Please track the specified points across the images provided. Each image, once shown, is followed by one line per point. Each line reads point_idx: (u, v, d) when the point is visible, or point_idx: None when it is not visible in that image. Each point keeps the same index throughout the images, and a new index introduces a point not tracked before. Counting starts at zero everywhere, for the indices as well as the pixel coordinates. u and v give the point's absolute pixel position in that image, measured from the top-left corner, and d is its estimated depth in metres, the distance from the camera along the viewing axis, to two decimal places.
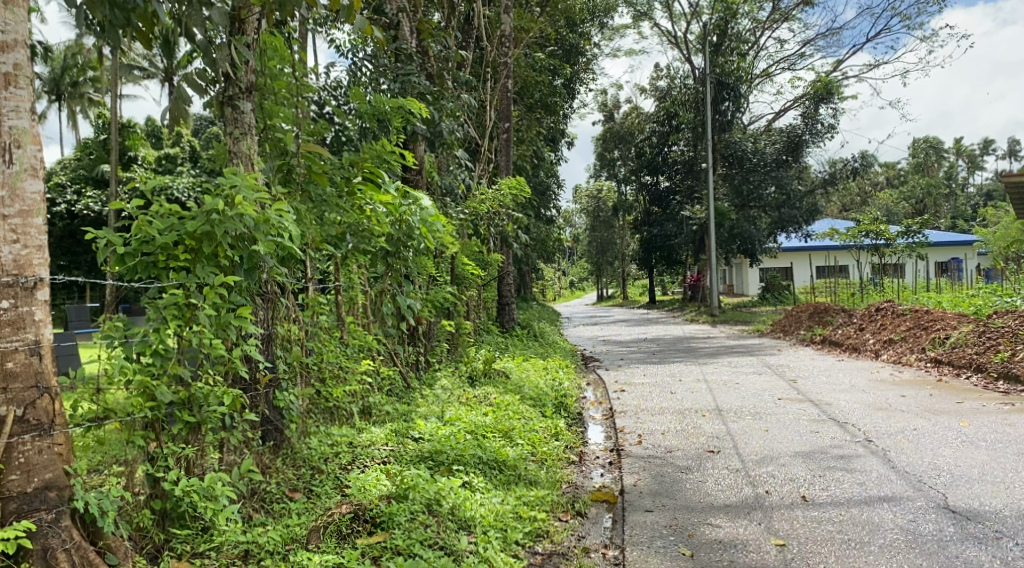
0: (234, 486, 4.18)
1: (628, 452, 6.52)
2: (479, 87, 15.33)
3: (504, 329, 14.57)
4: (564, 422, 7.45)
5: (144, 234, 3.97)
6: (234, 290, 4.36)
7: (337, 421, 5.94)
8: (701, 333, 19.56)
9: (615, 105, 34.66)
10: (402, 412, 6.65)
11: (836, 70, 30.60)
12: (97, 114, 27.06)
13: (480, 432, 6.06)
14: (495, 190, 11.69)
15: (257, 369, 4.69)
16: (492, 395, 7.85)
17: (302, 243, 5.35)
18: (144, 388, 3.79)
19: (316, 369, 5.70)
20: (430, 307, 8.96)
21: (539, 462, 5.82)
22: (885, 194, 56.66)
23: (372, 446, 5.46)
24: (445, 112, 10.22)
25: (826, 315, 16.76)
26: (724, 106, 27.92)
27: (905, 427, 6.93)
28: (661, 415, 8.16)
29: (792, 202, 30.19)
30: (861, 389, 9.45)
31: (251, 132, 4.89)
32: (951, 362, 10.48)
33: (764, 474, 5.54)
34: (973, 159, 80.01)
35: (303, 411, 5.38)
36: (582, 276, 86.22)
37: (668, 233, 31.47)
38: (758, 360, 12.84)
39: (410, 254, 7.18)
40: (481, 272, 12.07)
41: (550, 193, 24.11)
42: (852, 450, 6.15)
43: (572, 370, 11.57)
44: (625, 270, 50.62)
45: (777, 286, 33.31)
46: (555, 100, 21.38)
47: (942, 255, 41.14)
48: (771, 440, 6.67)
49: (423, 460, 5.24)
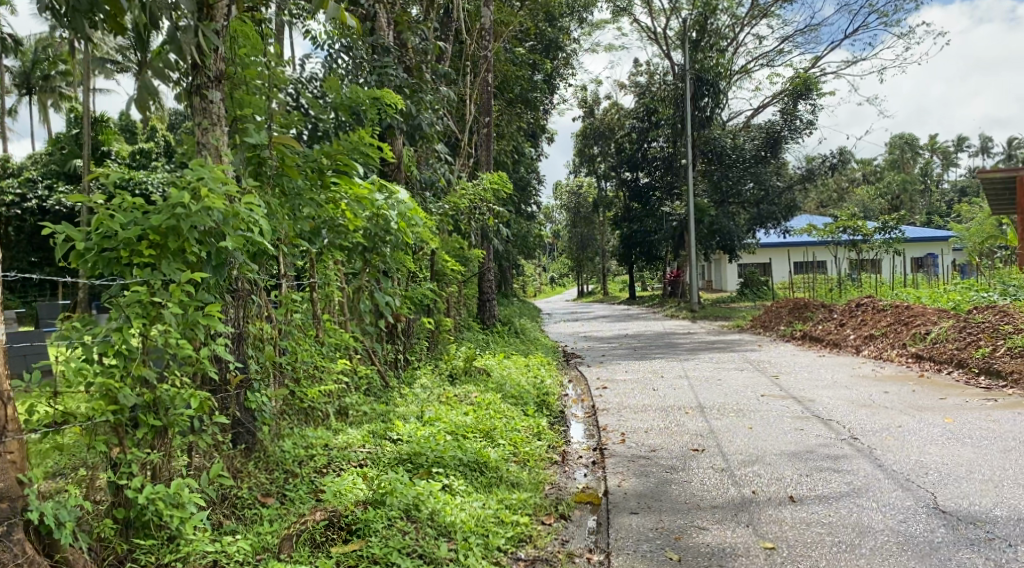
0: (203, 492, 4.00)
1: (612, 451, 6.39)
2: (458, 80, 15.14)
3: (484, 326, 14.42)
4: (546, 421, 7.32)
5: (105, 229, 3.79)
6: (202, 287, 4.18)
7: (313, 423, 5.77)
8: (682, 328, 19.52)
9: (595, 101, 34.52)
10: (380, 412, 6.49)
11: (814, 66, 30.71)
12: (69, 108, 26.55)
13: (460, 432, 5.91)
14: (475, 184, 11.53)
15: (227, 370, 4.51)
16: (473, 394, 7.70)
17: (274, 239, 5.17)
18: (105, 391, 3.59)
19: (289, 369, 5.54)
20: (409, 304, 8.80)
21: (521, 462, 5.69)
22: (862, 190, 57.10)
23: (348, 448, 5.30)
24: (425, 106, 10.05)
25: (806, 310, 16.77)
26: (703, 102, 27.95)
27: (890, 425, 6.88)
28: (644, 412, 8.07)
29: (771, 198, 30.29)
30: (843, 385, 9.41)
31: (220, 123, 4.70)
32: (933, 358, 10.48)
33: (749, 474, 5.45)
34: (947, 156, 80.92)
35: (276, 412, 5.21)
36: (562, 271, 86.19)
37: (648, 229, 32.08)
38: (740, 356, 12.78)
39: (387, 249, 7.01)
40: (461, 268, 11.92)
41: (531, 188, 23.99)
42: (839, 449, 6.08)
43: (553, 367, 11.45)
44: (605, 266, 50.66)
45: (756, 282, 33.44)
46: (535, 95, 21.24)
47: (918, 250, 41.53)
48: (756, 438, 6.59)
49: (401, 462, 5.08)
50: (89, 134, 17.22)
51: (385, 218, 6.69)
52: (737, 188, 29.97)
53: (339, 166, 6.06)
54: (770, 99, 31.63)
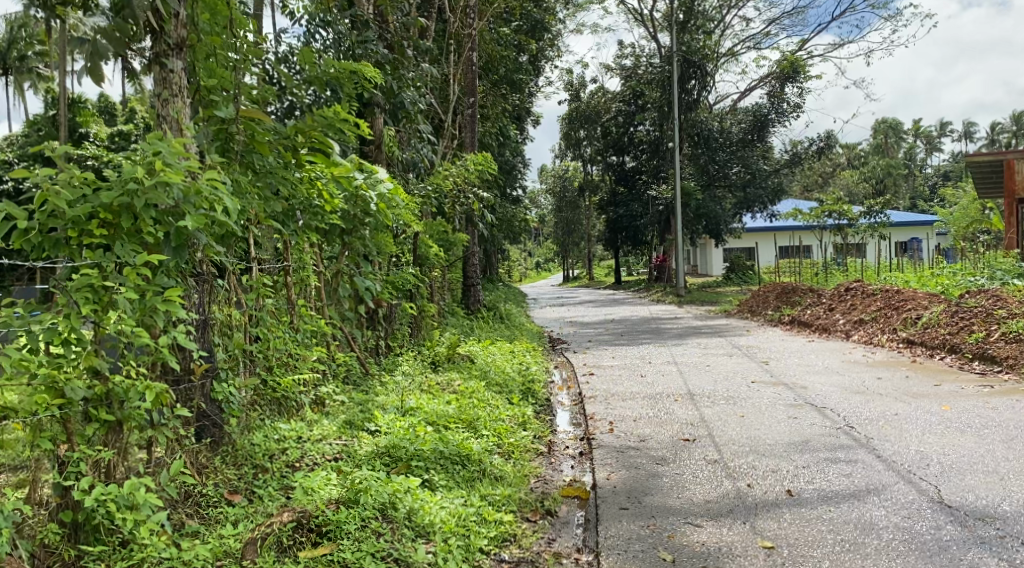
0: (162, 490, 3.72)
1: (600, 441, 6.16)
2: (442, 60, 14.83)
3: (469, 312, 14.14)
4: (531, 410, 7.06)
5: (52, 207, 3.46)
6: (162, 271, 3.87)
7: (287, 414, 5.49)
8: (668, 313, 19.32)
9: (581, 84, 34.02)
10: (359, 401, 6.21)
11: (801, 49, 30.51)
12: (45, 88, 25.96)
13: (441, 423, 5.65)
14: (459, 166, 11.24)
15: (190, 359, 4.21)
16: (456, 382, 7.45)
17: (242, 219, 4.87)
18: (50, 383, 3.28)
19: (260, 357, 5.27)
20: (391, 289, 8.50)
21: (505, 454, 5.44)
22: (846, 175, 57.20)
23: (323, 440, 5.04)
24: (407, 85, 9.73)
25: (794, 295, 16.62)
26: (690, 84, 27.11)
27: (886, 413, 6.69)
28: (632, 400, 7.84)
29: (758, 181, 30.16)
30: (835, 371, 9.23)
31: (183, 95, 4.37)
32: (925, 343, 10.33)
33: (743, 466, 5.24)
34: (930, 140, 81.26)
35: (245, 403, 4.93)
36: (548, 256, 85.92)
37: (635, 213, 31.77)
38: (729, 342, 12.59)
39: (367, 231, 6.73)
40: (445, 252, 11.63)
41: (516, 172, 23.69)
42: (835, 438, 5.91)
43: (539, 353, 11.22)
44: (590, 251, 50.45)
45: (742, 266, 33.32)
46: (519, 76, 20.88)
47: (903, 235, 41.61)
48: (749, 427, 6.39)
49: (377, 456, 4.80)
50: (63, 115, 16.75)
51: (363, 199, 6.41)
52: (724, 171, 29.85)
53: (314, 143, 5.79)
54: (757, 82, 31.43)
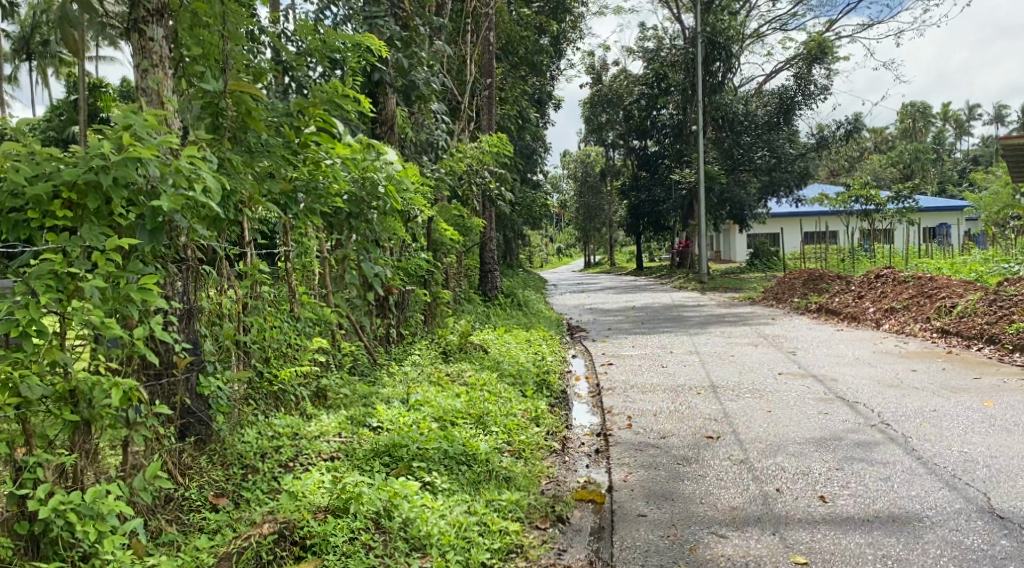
0: (138, 496, 3.43)
1: (617, 438, 5.80)
2: (459, 40, 14.46)
3: (486, 298, 13.77)
4: (546, 403, 6.71)
5: (10, 184, 3.14)
6: (136, 256, 3.56)
7: (285, 409, 5.18)
8: (691, 300, 18.87)
9: (603, 67, 33.50)
10: (362, 394, 5.88)
11: (829, 29, 29.70)
12: (66, 72, 25.90)
13: (447, 419, 5.32)
14: (474, 147, 10.87)
15: (171, 351, 3.89)
16: (467, 373, 7.12)
17: (234, 201, 4.54)
18: (6, 382, 2.99)
19: (256, 349, 4.97)
20: (402, 275, 8.16)
21: (515, 453, 5.10)
22: (873, 159, 56.07)
23: (321, 437, 4.73)
24: (420, 63, 9.36)
25: (822, 282, 16.08)
26: (715, 67, 26.45)
27: (924, 408, 6.26)
28: (652, 393, 7.45)
29: (784, 165, 29.46)
30: (867, 362, 8.78)
31: (164, 64, 4.05)
32: (961, 333, 9.84)
33: (771, 468, 4.86)
34: (960, 123, 79.48)
35: (238, 397, 4.63)
36: (570, 241, 85.26)
37: (657, 198, 31.12)
38: (754, 331, 12.14)
39: (373, 215, 6.40)
40: (460, 238, 11.27)
41: (536, 156, 23.27)
42: (870, 436, 5.51)
43: (556, 341, 10.87)
44: (612, 236, 49.90)
45: (767, 252, 32.66)
46: (540, 58, 20.43)
47: (931, 220, 40.66)
48: (777, 423, 6.00)
49: (376, 455, 4.49)
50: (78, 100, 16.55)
51: (369, 180, 6.09)
52: (749, 155, 29.00)
53: (318, 122, 5.50)
54: (783, 64, 30.75)
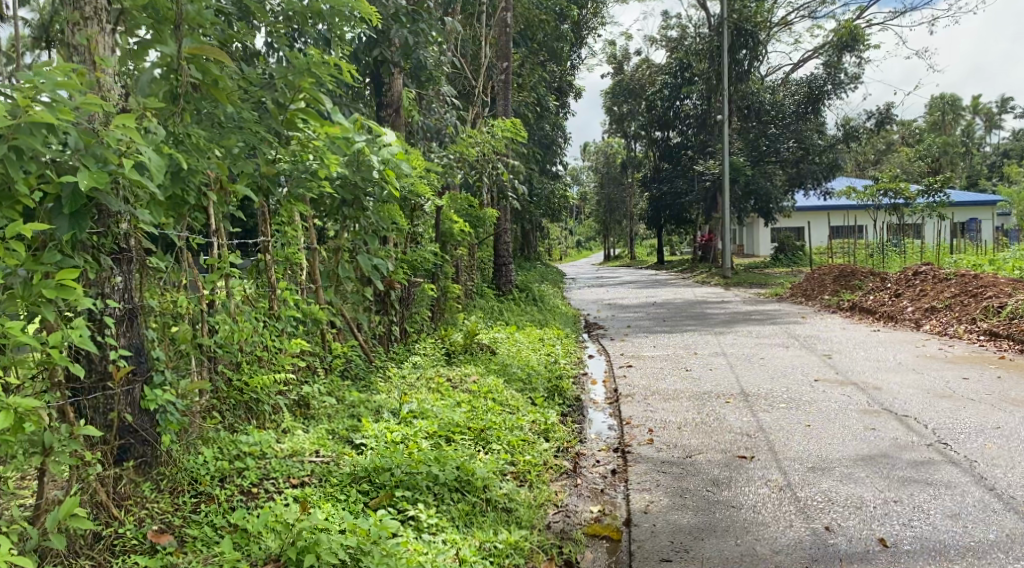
0: (49, 537, 2.83)
1: (636, 455, 5.13)
2: (474, 22, 13.79)
3: (500, 293, 13.10)
4: (557, 412, 6.04)
5: None
6: (54, 246, 2.96)
7: (259, 420, 4.55)
8: (715, 297, 18.08)
9: (625, 56, 32.66)
10: (351, 403, 5.24)
11: (860, 16, 28.68)
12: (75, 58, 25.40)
13: (443, 434, 4.66)
14: (488, 132, 9.99)
15: (107, 359, 3.31)
16: (470, 377, 6.46)
17: (197, 182, 3.89)
18: None
19: (224, 353, 4.34)
20: (405, 268, 7.51)
21: (518, 475, 4.46)
22: (902, 153, 54.62)
23: (293, 458, 4.10)
24: (427, 42, 8.74)
25: (853, 278, 15.29)
26: (741, 55, 25.57)
27: (984, 425, 5.53)
28: (675, 400, 6.76)
29: (811, 156, 28.54)
30: (910, 367, 8.03)
31: (102, 18, 3.41)
32: (1012, 336, 9.06)
33: (817, 498, 4.17)
34: (990, 118, 77.36)
35: (197, 409, 4.01)
36: (589, 234, 84.00)
37: (679, 191, 30.34)
38: (783, 330, 11.40)
39: (369, 202, 5.78)
40: (472, 230, 10.64)
41: (556, 147, 22.58)
42: (929, 458, 4.81)
43: (571, 341, 10.20)
44: (632, 230, 49.02)
45: (790, 245, 31.72)
46: (560, 45, 19.67)
47: (963, 215, 39.37)
48: (819, 439, 5.30)
49: (355, 482, 3.85)
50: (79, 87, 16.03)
51: (365, 162, 5.44)
52: (777, 145, 28.15)
53: (306, 97, 4.80)
54: (811, 53, 29.76)
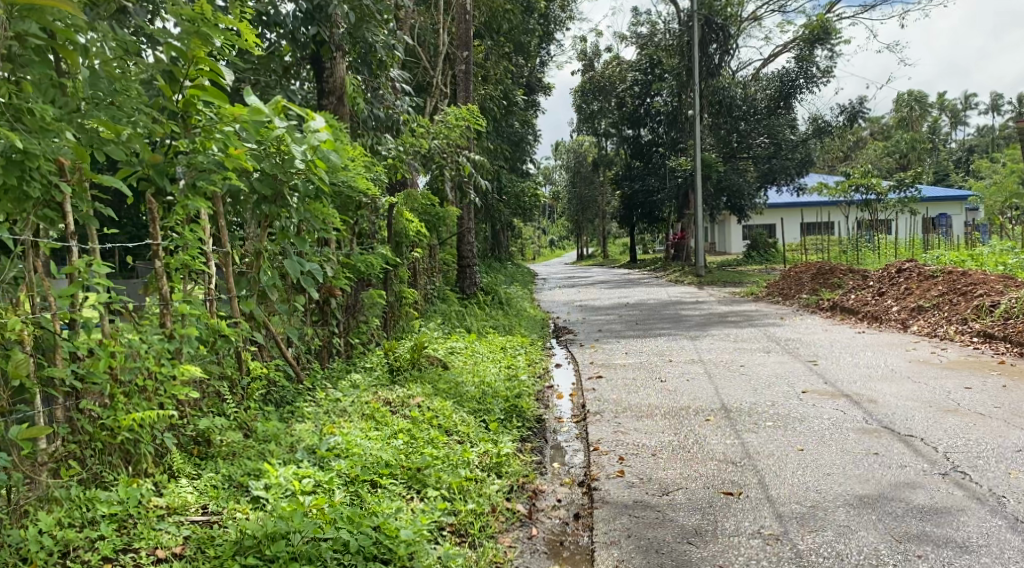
0: None
1: (605, 493, 4.32)
2: (432, 10, 12.99)
3: (463, 296, 12.26)
4: (513, 440, 5.22)
5: None
6: None
7: (139, 465, 3.67)
8: (689, 296, 17.40)
9: (593, 53, 31.98)
10: (264, 437, 4.38)
11: (830, 11, 28.26)
12: None
13: (366, 480, 3.86)
14: (441, 122, 9.08)
15: None
16: (417, 401, 5.62)
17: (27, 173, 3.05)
18: None
19: (87, 386, 3.43)
20: (348, 275, 6.50)
21: (457, 530, 3.65)
22: (871, 149, 54.49)
23: (170, 520, 3.30)
24: (373, 25, 7.90)
25: (832, 276, 14.70)
26: (711, 50, 25.24)
27: (1002, 448, 4.82)
28: (651, 419, 5.98)
29: (784, 152, 27.73)
30: (905, 375, 7.34)
31: None
32: (1009, 338, 8.45)
33: (821, 554, 3.42)
34: (955, 113, 77.86)
35: (40, 459, 3.16)
36: (562, 233, 83.17)
37: (651, 187, 29.76)
38: (764, 333, 10.69)
39: (293, 199, 4.92)
40: (431, 229, 9.79)
41: (524, 144, 21.77)
42: (945, 493, 4.08)
43: (537, 349, 9.38)
44: (605, 229, 48.23)
45: (764, 242, 31.22)
46: (526, 37, 18.84)
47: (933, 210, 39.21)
48: (814, 469, 4.54)
49: (241, 554, 3.03)
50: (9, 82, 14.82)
51: (287, 150, 4.54)
52: (747, 142, 27.80)
53: (205, 69, 4.13)
54: (782, 48, 29.27)
